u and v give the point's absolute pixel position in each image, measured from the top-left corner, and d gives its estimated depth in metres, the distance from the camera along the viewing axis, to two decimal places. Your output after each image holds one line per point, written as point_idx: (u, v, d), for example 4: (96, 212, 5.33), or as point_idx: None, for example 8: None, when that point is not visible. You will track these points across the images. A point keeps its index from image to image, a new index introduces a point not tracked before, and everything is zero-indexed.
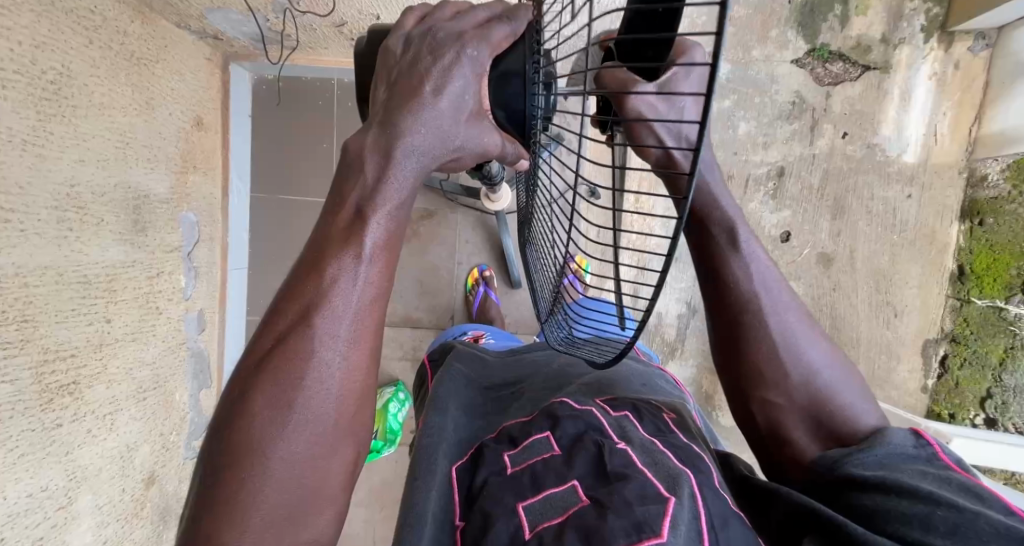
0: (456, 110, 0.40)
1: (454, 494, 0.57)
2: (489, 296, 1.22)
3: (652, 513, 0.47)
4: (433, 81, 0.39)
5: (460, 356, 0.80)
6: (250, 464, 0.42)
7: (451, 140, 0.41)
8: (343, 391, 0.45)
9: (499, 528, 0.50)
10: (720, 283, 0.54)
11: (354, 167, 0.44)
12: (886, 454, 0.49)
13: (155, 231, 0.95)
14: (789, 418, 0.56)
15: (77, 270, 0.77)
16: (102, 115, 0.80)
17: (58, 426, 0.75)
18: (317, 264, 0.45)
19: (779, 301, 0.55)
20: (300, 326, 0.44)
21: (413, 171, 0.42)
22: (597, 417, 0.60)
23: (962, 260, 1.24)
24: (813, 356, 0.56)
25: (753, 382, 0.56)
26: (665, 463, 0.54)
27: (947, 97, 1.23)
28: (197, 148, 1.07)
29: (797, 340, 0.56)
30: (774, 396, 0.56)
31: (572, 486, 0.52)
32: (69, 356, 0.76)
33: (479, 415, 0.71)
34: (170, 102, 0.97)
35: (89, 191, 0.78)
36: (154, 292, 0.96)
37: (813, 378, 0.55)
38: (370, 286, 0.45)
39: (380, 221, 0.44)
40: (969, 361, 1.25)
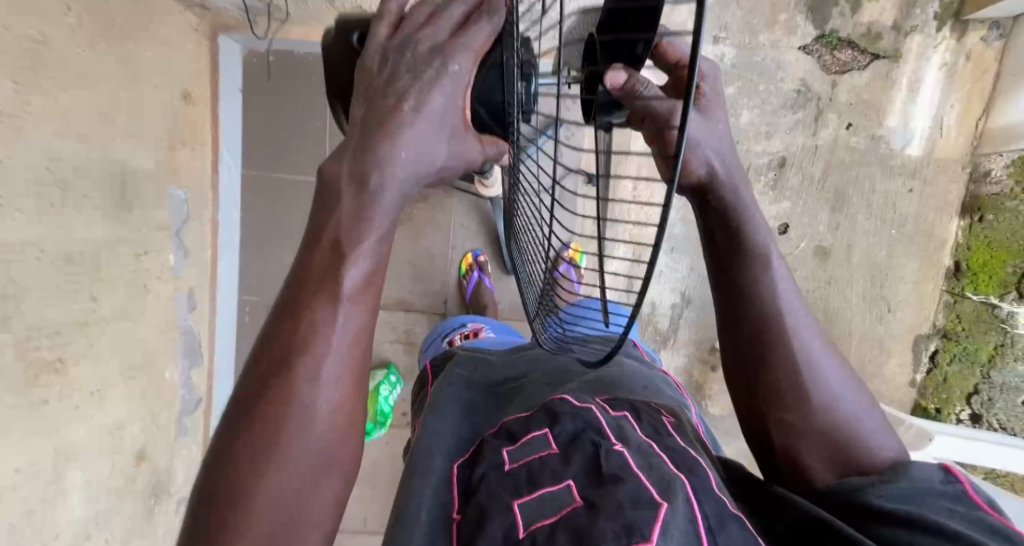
0: (438, 126, 0.39)
1: (453, 488, 0.58)
2: (483, 281, 1.21)
3: (644, 517, 0.46)
4: (412, 100, 0.38)
5: (460, 360, 0.81)
6: (235, 505, 0.42)
7: (433, 160, 0.40)
8: (327, 425, 0.45)
9: (493, 528, 0.49)
10: (745, 298, 0.53)
11: (330, 196, 0.43)
12: (911, 488, 0.46)
13: (142, 208, 0.94)
14: (807, 445, 0.53)
15: (61, 247, 0.76)
16: (81, 85, 0.77)
17: (44, 403, 0.74)
18: (299, 307, 0.44)
19: (802, 321, 0.53)
20: (283, 369, 0.44)
21: (396, 201, 0.42)
22: (595, 416, 0.60)
23: (960, 256, 1.24)
24: (837, 381, 0.54)
25: (771, 404, 0.54)
26: (660, 468, 0.53)
27: (957, 88, 1.20)
28: (184, 122, 1.04)
29: (822, 363, 0.54)
30: (795, 418, 0.53)
31: (567, 485, 0.52)
32: (53, 334, 0.75)
33: (479, 415, 0.71)
34: (155, 73, 0.94)
35: (71, 166, 0.76)
36: (141, 270, 0.95)
37: (834, 406, 0.53)
38: (352, 324, 0.45)
39: (365, 253, 0.43)
40: (959, 357, 1.26)
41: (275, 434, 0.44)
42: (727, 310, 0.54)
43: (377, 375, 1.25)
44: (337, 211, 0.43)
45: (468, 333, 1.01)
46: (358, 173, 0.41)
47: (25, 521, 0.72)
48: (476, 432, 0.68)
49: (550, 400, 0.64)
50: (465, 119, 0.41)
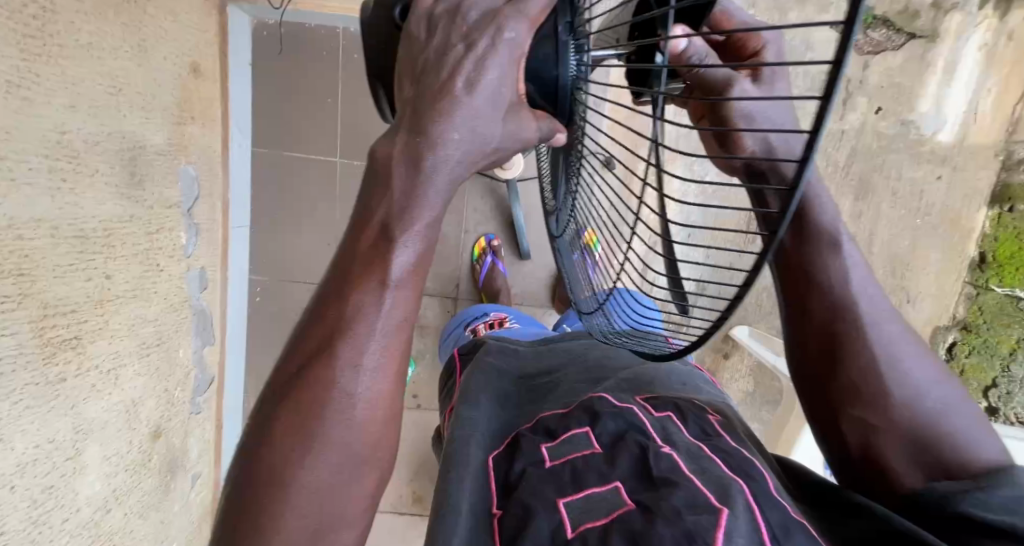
0: (493, 104, 0.41)
1: (491, 483, 0.58)
2: (497, 266, 1.20)
3: (703, 524, 0.46)
4: (465, 75, 0.40)
5: (492, 348, 0.81)
6: (273, 487, 0.45)
7: (487, 143, 0.42)
8: (366, 418, 0.47)
9: (540, 523, 0.50)
10: (816, 285, 0.51)
11: (381, 178, 0.45)
12: (1014, 496, 0.42)
13: (153, 185, 0.92)
14: (889, 443, 0.50)
15: (73, 224, 0.75)
16: (90, 56, 0.75)
17: (62, 380, 0.75)
18: (343, 294, 0.47)
19: (878, 310, 0.52)
20: (325, 353, 0.46)
21: (447, 180, 0.43)
22: (638, 417, 0.61)
23: (985, 247, 1.21)
24: (919, 375, 0.51)
25: (845, 397, 0.52)
26: (715, 472, 0.53)
27: (995, 70, 1.15)
28: (194, 96, 1.02)
29: (900, 355, 0.51)
30: (870, 415, 0.51)
31: (615, 486, 0.53)
32: (69, 311, 0.75)
33: (513, 406, 0.72)
34: (164, 45, 0.91)
35: (81, 140, 0.75)
36: (155, 248, 0.94)
37: (918, 401, 0.50)
38: (396, 311, 0.47)
39: (408, 242, 0.45)
40: (978, 350, 1.23)
41: (309, 414, 0.46)
42: (793, 297, 0.53)
43: None
44: (388, 193, 0.45)
45: (491, 321, 1.01)
46: (412, 153, 0.42)
47: (45, 496, 0.74)
48: (509, 425, 0.68)
49: (589, 399, 0.65)
50: (516, 93, 0.43)
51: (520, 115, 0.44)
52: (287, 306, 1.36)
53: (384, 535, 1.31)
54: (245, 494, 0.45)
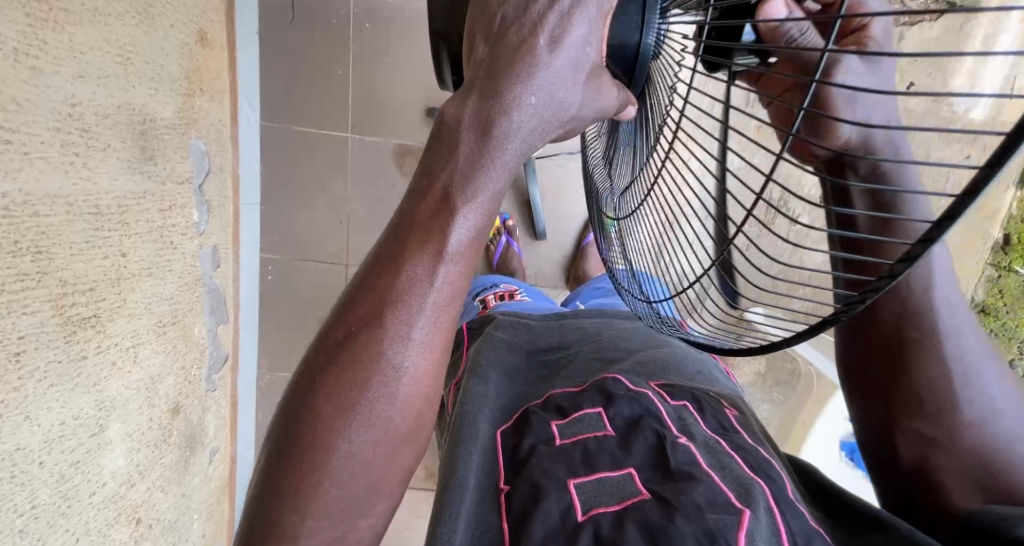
0: (575, 67, 0.40)
1: (498, 457, 0.57)
2: (512, 246, 1.18)
3: (726, 523, 0.45)
4: (549, 32, 0.39)
5: (501, 322, 0.79)
6: (313, 457, 0.45)
7: (566, 110, 0.42)
8: (408, 393, 0.47)
9: (551, 504, 0.49)
10: (898, 311, 0.53)
11: (448, 142, 0.43)
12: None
13: (164, 159, 0.90)
14: (946, 460, 0.54)
15: (89, 200, 0.73)
16: (98, 23, 0.72)
17: (84, 357, 0.75)
18: (396, 261, 0.46)
19: (961, 340, 0.53)
20: (372, 324, 0.45)
21: (518, 151, 0.42)
22: (653, 403, 0.60)
23: (1009, 230, 1.18)
24: (989, 393, 0.54)
25: (908, 413, 0.55)
26: (734, 469, 0.52)
27: None
28: (202, 67, 0.99)
29: (977, 376, 0.54)
30: (927, 427, 0.55)
31: (628, 473, 0.52)
32: (88, 290, 0.74)
33: (521, 380, 0.70)
34: (171, 11, 0.88)
35: (92, 112, 0.72)
36: (168, 226, 0.93)
37: (985, 424, 0.53)
38: (450, 284, 0.46)
39: (469, 217, 0.44)
40: (994, 333, 1.23)
41: (356, 393, 0.45)
42: (871, 320, 0.55)
43: None
44: (453, 158, 0.43)
45: (502, 293, 0.99)
46: (482, 119, 0.41)
47: (73, 470, 0.75)
48: (521, 399, 0.66)
49: (602, 379, 0.63)
50: (599, 56, 0.42)
51: (601, 80, 0.43)
52: (298, 283, 1.36)
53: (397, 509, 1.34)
54: (287, 464, 0.45)
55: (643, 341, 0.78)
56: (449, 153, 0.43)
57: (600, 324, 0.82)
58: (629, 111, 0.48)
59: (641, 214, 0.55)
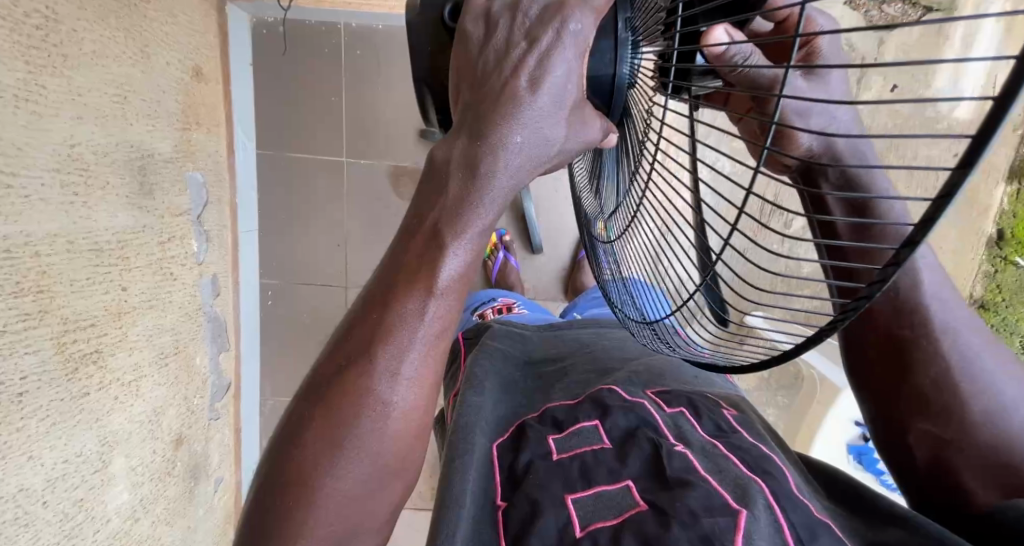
0: (557, 103, 0.39)
1: (493, 468, 0.57)
2: (510, 262, 1.19)
3: (722, 527, 0.45)
4: (529, 73, 0.38)
5: (497, 332, 0.79)
6: (299, 493, 0.42)
7: (551, 144, 0.40)
8: (397, 428, 0.45)
9: (548, 518, 0.48)
10: (890, 311, 0.50)
11: (438, 179, 0.43)
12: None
13: (163, 194, 0.91)
14: (964, 457, 0.50)
15: (89, 238, 0.74)
16: (95, 66, 0.74)
17: (86, 394, 0.75)
18: (389, 292, 0.44)
19: (958, 335, 0.50)
20: (364, 356, 0.44)
21: (507, 184, 0.41)
22: (650, 413, 0.60)
23: (1003, 224, 1.19)
24: (1000, 388, 0.50)
25: (916, 413, 0.52)
26: (731, 472, 0.52)
27: (1013, 43, 1.11)
28: (199, 102, 1.01)
29: (982, 369, 0.50)
30: (940, 428, 0.51)
31: (626, 484, 0.51)
32: (88, 325, 0.75)
33: (515, 392, 0.70)
34: (166, 49, 0.90)
35: (91, 152, 0.74)
36: (167, 257, 0.94)
37: (998, 419, 0.49)
38: (440, 318, 0.44)
39: (458, 252, 0.43)
40: (995, 328, 1.23)
41: (348, 421, 0.43)
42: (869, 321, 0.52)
43: None
44: (444, 196, 0.42)
45: (500, 306, 1.00)
46: (469, 158, 0.40)
47: (76, 509, 0.75)
48: (517, 413, 0.66)
49: (597, 391, 0.64)
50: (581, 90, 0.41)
51: (585, 112, 0.41)
52: (297, 309, 1.37)
53: (405, 531, 1.34)
54: (276, 493, 0.43)
55: (638, 349, 0.79)
56: (440, 185, 0.42)
57: (593, 334, 0.83)
58: (611, 140, 0.46)
59: (633, 229, 0.56)
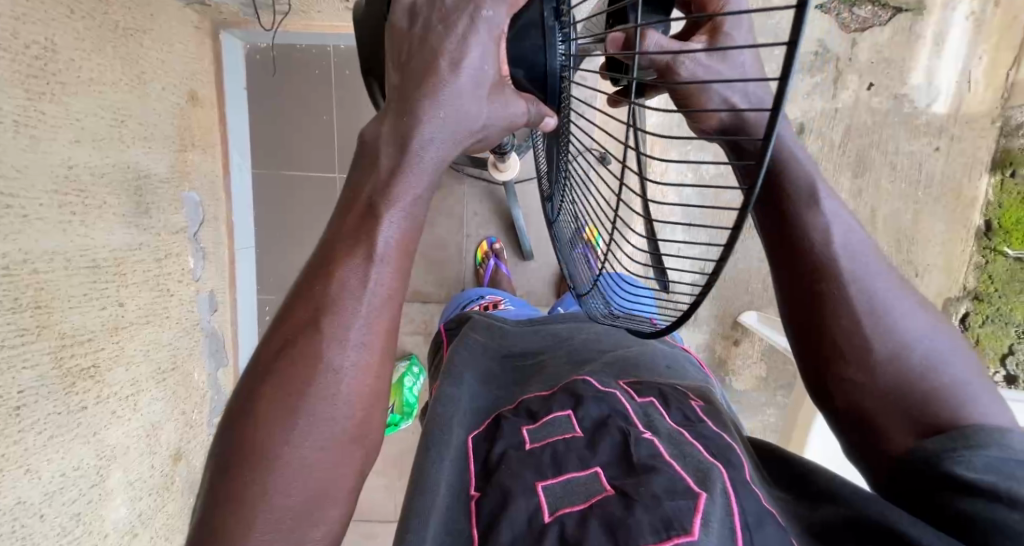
0: (477, 83, 0.36)
1: (469, 463, 0.57)
2: (501, 268, 1.20)
3: (682, 509, 0.45)
4: (448, 55, 0.35)
5: (476, 325, 0.82)
6: (254, 468, 0.40)
7: (473, 122, 0.38)
8: (353, 396, 0.43)
9: (519, 506, 0.49)
10: (794, 241, 0.47)
11: (369, 161, 0.41)
12: (1000, 455, 0.40)
13: (159, 213, 0.94)
14: (876, 401, 0.46)
15: (86, 255, 0.77)
16: (93, 91, 0.77)
17: (83, 408, 0.77)
18: (328, 263, 0.42)
19: (862, 265, 0.46)
20: (309, 329, 0.42)
21: (434, 161, 0.39)
22: (619, 402, 0.61)
23: (990, 215, 1.19)
24: (910, 329, 0.46)
25: (828, 356, 0.47)
26: (695, 457, 0.52)
27: (985, 39, 1.13)
28: (194, 124, 1.05)
29: (890, 310, 0.46)
30: (855, 375, 0.46)
31: (594, 472, 0.51)
32: (86, 341, 0.77)
33: (493, 385, 0.71)
34: (161, 76, 0.93)
35: (88, 173, 0.77)
36: (164, 274, 0.96)
37: (904, 354, 0.45)
38: (382, 289, 0.42)
39: (395, 218, 0.41)
40: (991, 319, 1.22)
41: (296, 396, 0.41)
42: (783, 257, 0.48)
43: (399, 365, 1.29)
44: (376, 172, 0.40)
45: (486, 304, 1.01)
46: (398, 134, 0.38)
47: (74, 523, 0.76)
48: (493, 406, 0.67)
49: (572, 382, 0.64)
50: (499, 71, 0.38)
51: (506, 91, 0.39)
52: None
53: None
54: (228, 476, 0.40)
55: (617, 342, 0.79)
56: (371, 163, 0.40)
57: (572, 323, 0.84)
58: (548, 123, 0.43)
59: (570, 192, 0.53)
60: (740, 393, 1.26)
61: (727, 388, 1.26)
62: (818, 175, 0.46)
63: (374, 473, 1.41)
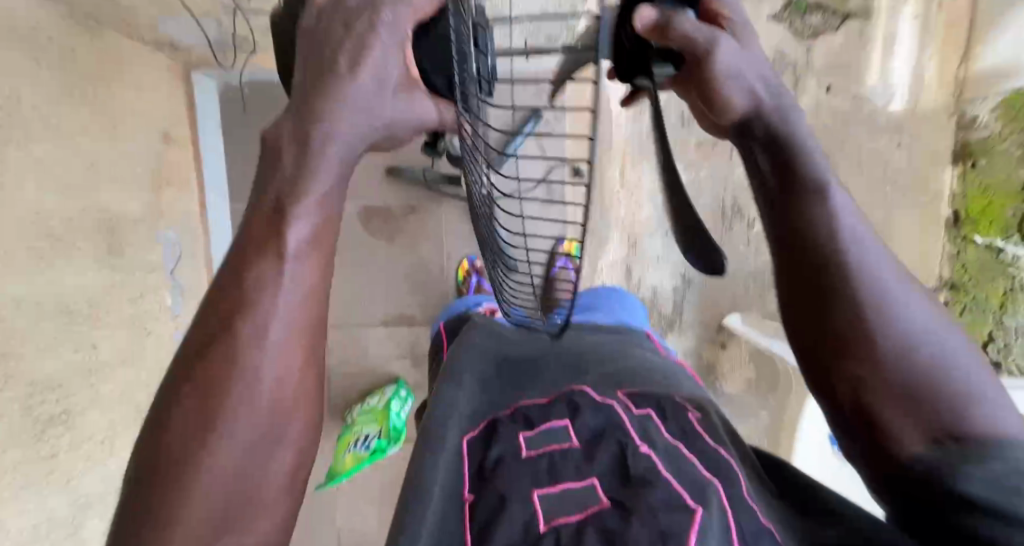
0: (380, 84, 0.36)
1: (464, 466, 0.56)
2: (483, 285, 1.23)
3: (677, 522, 0.44)
4: (347, 53, 0.35)
5: (481, 329, 0.80)
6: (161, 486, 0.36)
7: (379, 118, 0.37)
8: (280, 400, 0.39)
9: (513, 514, 0.47)
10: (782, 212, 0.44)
11: (271, 160, 0.38)
12: (1004, 470, 0.36)
13: (133, 252, 0.93)
14: (880, 390, 0.41)
15: (57, 299, 0.75)
16: (61, 138, 0.77)
17: (56, 455, 0.75)
18: (241, 256, 0.39)
19: (869, 246, 0.43)
20: (225, 335, 0.38)
21: (342, 153, 0.37)
22: (616, 413, 0.59)
23: (956, 207, 1.22)
24: (909, 315, 0.42)
25: (829, 342, 0.43)
26: (690, 472, 0.51)
27: (931, 39, 1.18)
28: (168, 163, 1.05)
29: (889, 289, 0.42)
30: (856, 363, 0.41)
31: (592, 483, 0.50)
32: (58, 387, 0.75)
33: (491, 392, 0.69)
34: (132, 118, 0.94)
35: (60, 221, 0.76)
36: (140, 313, 0.95)
37: (914, 348, 0.41)
38: (300, 288, 0.39)
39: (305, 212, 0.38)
40: (969, 308, 1.24)
41: (214, 400, 0.37)
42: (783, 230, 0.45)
43: (386, 391, 1.28)
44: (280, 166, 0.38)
45: (485, 312, 1.00)
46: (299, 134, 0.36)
47: None
48: (488, 411, 0.65)
49: (570, 394, 0.64)
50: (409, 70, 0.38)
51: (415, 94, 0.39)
52: None
53: None
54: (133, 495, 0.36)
55: (610, 353, 0.79)
56: (274, 162, 0.38)
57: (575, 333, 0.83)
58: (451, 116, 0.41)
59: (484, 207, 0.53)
60: (733, 397, 1.26)
61: (716, 391, 1.26)
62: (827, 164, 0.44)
63: (366, 502, 1.38)
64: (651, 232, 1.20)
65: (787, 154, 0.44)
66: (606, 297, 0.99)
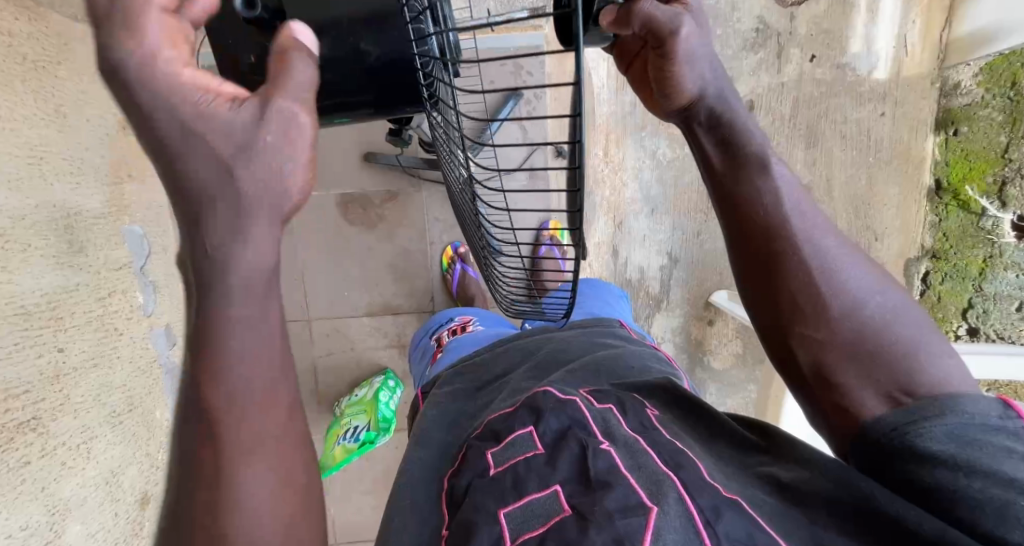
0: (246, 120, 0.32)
1: (440, 507, 0.56)
2: (468, 272, 1.23)
3: (633, 526, 0.43)
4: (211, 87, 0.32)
5: (446, 380, 0.83)
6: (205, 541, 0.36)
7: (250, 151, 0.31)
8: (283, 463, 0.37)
9: (480, 536, 0.46)
10: (749, 204, 0.54)
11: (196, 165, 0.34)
12: (958, 424, 0.45)
13: (96, 249, 0.88)
14: (834, 355, 0.51)
15: (13, 303, 0.70)
16: (2, 130, 0.71)
17: (27, 463, 0.72)
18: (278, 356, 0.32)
19: (809, 223, 0.53)
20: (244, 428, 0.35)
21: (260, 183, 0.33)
22: (579, 410, 0.58)
23: (939, 174, 1.22)
24: (858, 288, 0.52)
25: (791, 316, 0.53)
26: (649, 466, 0.50)
27: (915, 3, 1.16)
28: (128, 155, 1.00)
29: (839, 267, 0.52)
30: (813, 331, 0.51)
31: (554, 491, 0.49)
32: (22, 394, 0.71)
33: (464, 423, 0.71)
34: (83, 107, 0.87)
35: (5, 217, 0.70)
36: (109, 312, 0.91)
37: (858, 310, 0.51)
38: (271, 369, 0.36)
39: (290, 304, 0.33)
40: (949, 275, 1.25)
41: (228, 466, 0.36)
42: (735, 219, 0.55)
43: (374, 382, 1.26)
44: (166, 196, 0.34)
45: (457, 326, 1.03)
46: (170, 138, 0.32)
47: None
48: (459, 441, 0.66)
49: (533, 396, 0.61)
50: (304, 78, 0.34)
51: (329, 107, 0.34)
52: None
53: None
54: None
55: (584, 350, 0.80)
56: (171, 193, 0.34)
57: (540, 337, 0.85)
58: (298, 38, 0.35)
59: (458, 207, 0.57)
60: (721, 372, 1.27)
61: (703, 367, 1.27)
62: (768, 147, 0.54)
63: (360, 493, 1.38)
64: (635, 212, 1.19)
65: (732, 143, 0.54)
66: (582, 289, 0.99)
